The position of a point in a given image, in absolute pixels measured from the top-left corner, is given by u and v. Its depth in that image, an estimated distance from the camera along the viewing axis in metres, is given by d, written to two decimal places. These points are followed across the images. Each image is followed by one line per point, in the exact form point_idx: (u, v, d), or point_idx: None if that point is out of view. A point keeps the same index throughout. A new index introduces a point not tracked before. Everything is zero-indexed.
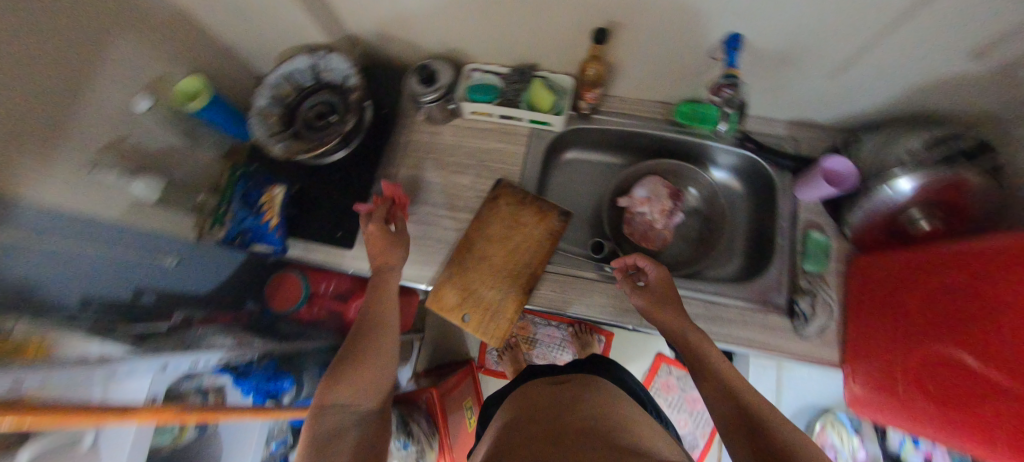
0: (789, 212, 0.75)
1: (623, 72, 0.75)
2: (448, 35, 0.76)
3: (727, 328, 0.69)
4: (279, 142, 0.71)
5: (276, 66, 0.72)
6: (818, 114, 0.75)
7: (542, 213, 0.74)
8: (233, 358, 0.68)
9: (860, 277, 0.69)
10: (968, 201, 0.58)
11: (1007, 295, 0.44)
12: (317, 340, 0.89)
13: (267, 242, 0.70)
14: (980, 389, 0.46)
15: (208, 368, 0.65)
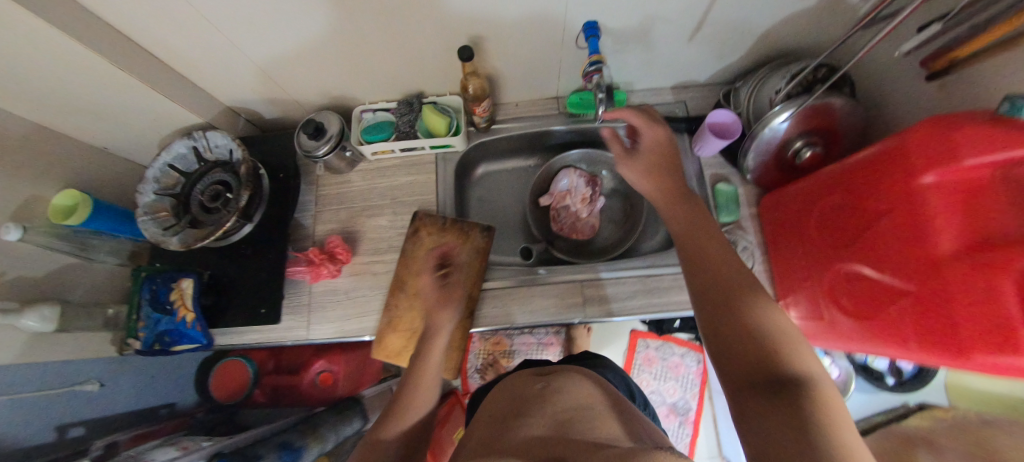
0: (695, 171, 0.79)
1: (506, 79, 0.77)
2: (326, 86, 0.76)
3: (667, 296, 0.71)
4: (175, 235, 0.68)
5: (155, 159, 0.71)
6: (695, 74, 0.79)
7: (463, 234, 0.74)
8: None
9: (769, 216, 0.72)
10: (836, 123, 0.64)
11: (886, 202, 0.48)
12: (277, 421, 0.84)
13: (189, 337, 0.67)
14: (886, 297, 0.49)
15: None
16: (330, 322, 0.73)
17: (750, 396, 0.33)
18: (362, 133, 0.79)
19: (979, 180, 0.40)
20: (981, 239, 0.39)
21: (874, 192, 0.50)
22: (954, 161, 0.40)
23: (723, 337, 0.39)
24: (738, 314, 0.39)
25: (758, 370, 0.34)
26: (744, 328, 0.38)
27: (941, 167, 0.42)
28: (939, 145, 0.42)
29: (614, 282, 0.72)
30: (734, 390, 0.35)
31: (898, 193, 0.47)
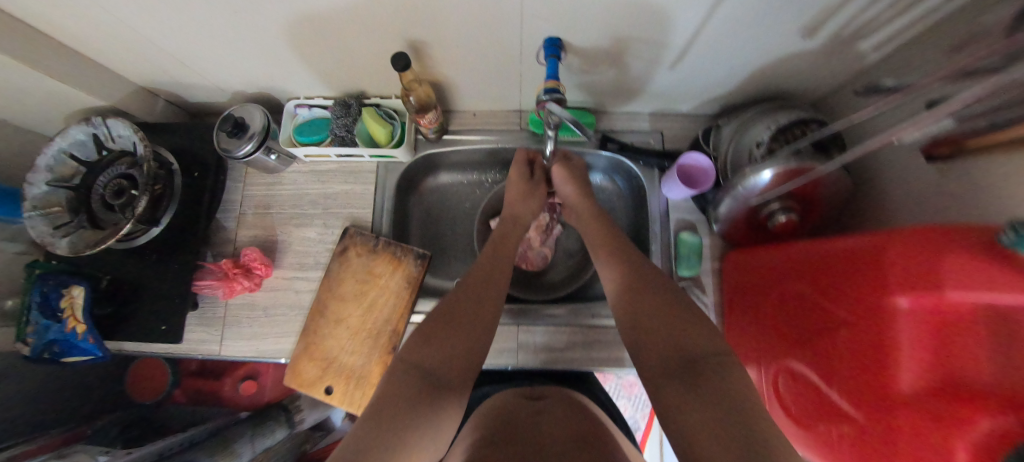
0: (660, 213, 0.72)
1: (460, 88, 0.69)
2: (252, 74, 0.67)
3: (606, 351, 0.66)
4: (64, 237, 0.62)
5: (48, 144, 0.65)
6: (675, 101, 0.73)
7: (396, 260, 0.67)
8: None
9: (732, 273, 0.68)
10: (819, 192, 0.58)
11: (857, 310, 0.44)
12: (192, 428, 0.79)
13: (83, 348, 0.63)
14: (839, 412, 0.45)
15: None
16: (247, 338, 0.68)
17: (672, 383, 0.39)
18: (293, 130, 0.71)
19: (962, 319, 0.34)
20: (944, 386, 0.34)
21: (847, 293, 0.46)
22: (934, 289, 0.35)
23: (645, 329, 0.46)
24: (662, 318, 0.45)
25: (676, 357, 0.41)
26: (685, 326, 0.43)
27: (919, 291, 0.36)
28: (922, 264, 0.37)
29: (551, 330, 0.67)
30: (654, 375, 0.41)
31: (871, 304, 0.42)
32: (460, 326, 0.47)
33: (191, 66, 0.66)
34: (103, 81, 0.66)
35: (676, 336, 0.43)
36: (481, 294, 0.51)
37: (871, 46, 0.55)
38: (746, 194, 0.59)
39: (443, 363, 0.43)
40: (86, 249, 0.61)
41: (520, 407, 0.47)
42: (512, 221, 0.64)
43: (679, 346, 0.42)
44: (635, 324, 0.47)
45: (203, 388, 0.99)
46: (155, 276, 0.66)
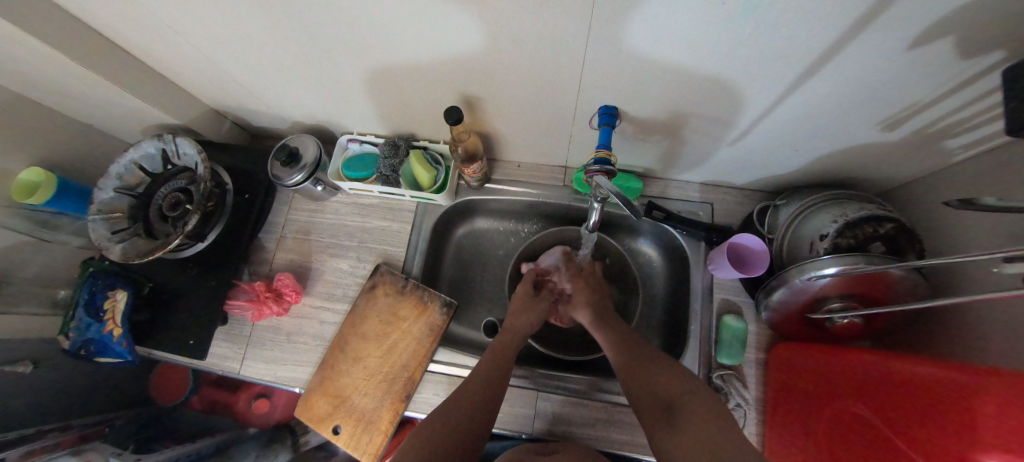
0: (703, 290, 0.68)
1: (508, 141, 0.69)
2: (315, 108, 0.72)
3: (630, 436, 0.60)
4: (120, 242, 0.68)
5: (122, 154, 0.72)
6: (728, 175, 0.70)
7: (422, 304, 0.67)
8: None
9: (779, 369, 0.62)
10: (892, 300, 0.52)
11: (930, 455, 0.38)
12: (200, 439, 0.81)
13: (115, 351, 0.66)
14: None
15: None
16: (266, 362, 0.69)
17: (659, 427, 0.46)
18: (342, 163, 0.73)
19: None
20: None
21: (921, 432, 0.40)
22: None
23: (640, 377, 0.51)
24: (644, 362, 0.52)
25: (660, 401, 0.48)
26: (674, 378, 0.49)
27: (1013, 454, 0.31)
28: (1016, 422, 0.32)
29: (572, 402, 0.63)
30: (647, 412, 0.48)
31: (950, 452, 0.36)
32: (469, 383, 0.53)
33: (258, 95, 0.71)
34: (179, 103, 0.73)
35: (661, 380, 0.50)
36: (488, 359, 0.57)
37: (958, 147, 0.50)
38: (804, 290, 0.54)
39: (447, 415, 0.50)
40: (136, 257, 0.65)
41: (530, 460, 0.51)
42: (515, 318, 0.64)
43: (661, 393, 0.49)
44: (627, 367, 0.54)
45: (219, 397, 1.01)
46: (196, 289, 0.70)
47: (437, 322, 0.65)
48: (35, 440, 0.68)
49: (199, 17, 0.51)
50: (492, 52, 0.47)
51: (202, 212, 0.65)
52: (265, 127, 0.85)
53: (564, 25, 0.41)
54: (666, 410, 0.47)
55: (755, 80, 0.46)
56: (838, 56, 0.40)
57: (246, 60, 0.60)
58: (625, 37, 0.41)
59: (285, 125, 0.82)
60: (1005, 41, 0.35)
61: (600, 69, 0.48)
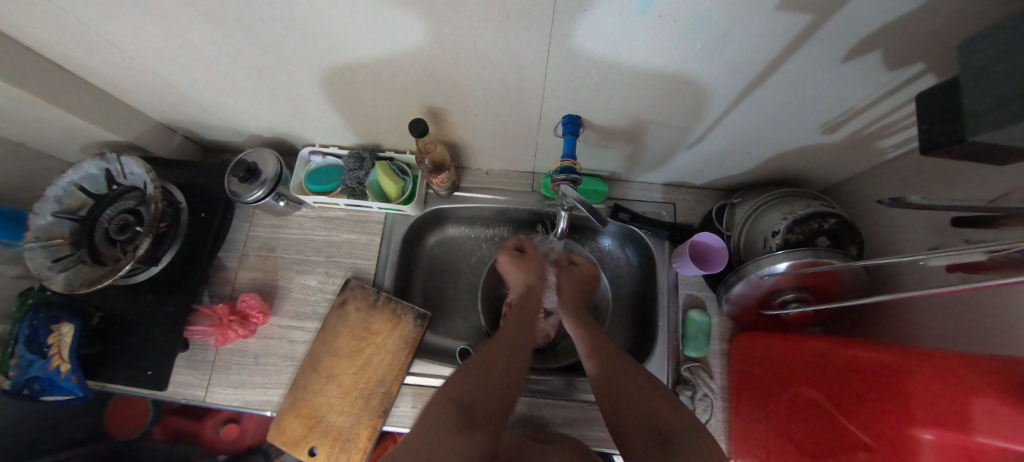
0: (669, 286, 0.71)
1: (475, 149, 0.69)
2: (273, 121, 0.69)
3: (606, 432, 0.62)
4: (62, 271, 0.65)
5: (61, 176, 0.69)
6: (689, 177, 0.73)
7: (394, 317, 0.66)
8: None
9: (741, 358, 0.66)
10: (836, 287, 0.56)
11: (873, 433, 0.42)
12: None
13: (64, 388, 0.63)
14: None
15: None
16: (234, 386, 0.66)
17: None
18: (305, 177, 0.71)
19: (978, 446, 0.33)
20: None
21: (863, 412, 0.44)
22: (964, 429, 0.34)
23: (629, 418, 0.47)
24: (639, 405, 0.48)
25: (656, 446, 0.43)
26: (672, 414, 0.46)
27: (946, 427, 0.35)
28: (948, 398, 0.36)
29: (550, 404, 0.64)
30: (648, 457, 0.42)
31: (889, 428, 0.40)
32: (492, 371, 0.51)
33: (209, 108, 0.67)
34: (122, 118, 0.68)
35: (658, 418, 0.46)
36: (512, 348, 0.55)
37: (891, 146, 0.54)
38: (758, 283, 0.58)
39: (478, 399, 0.48)
40: (80, 287, 0.63)
41: (528, 448, 0.53)
42: (524, 306, 0.64)
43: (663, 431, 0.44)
44: (610, 406, 0.50)
45: (183, 426, 0.95)
46: (151, 315, 0.67)
47: (412, 333, 0.65)
48: None
49: (140, 30, 0.48)
50: (454, 66, 0.48)
51: (154, 234, 0.63)
52: (220, 140, 0.81)
53: (522, 41, 0.42)
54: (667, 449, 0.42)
55: (708, 90, 0.48)
56: (782, 68, 0.43)
57: (197, 74, 0.57)
58: (581, 52, 0.43)
59: (241, 139, 0.79)
60: (926, 54, 0.38)
61: (561, 81, 0.49)
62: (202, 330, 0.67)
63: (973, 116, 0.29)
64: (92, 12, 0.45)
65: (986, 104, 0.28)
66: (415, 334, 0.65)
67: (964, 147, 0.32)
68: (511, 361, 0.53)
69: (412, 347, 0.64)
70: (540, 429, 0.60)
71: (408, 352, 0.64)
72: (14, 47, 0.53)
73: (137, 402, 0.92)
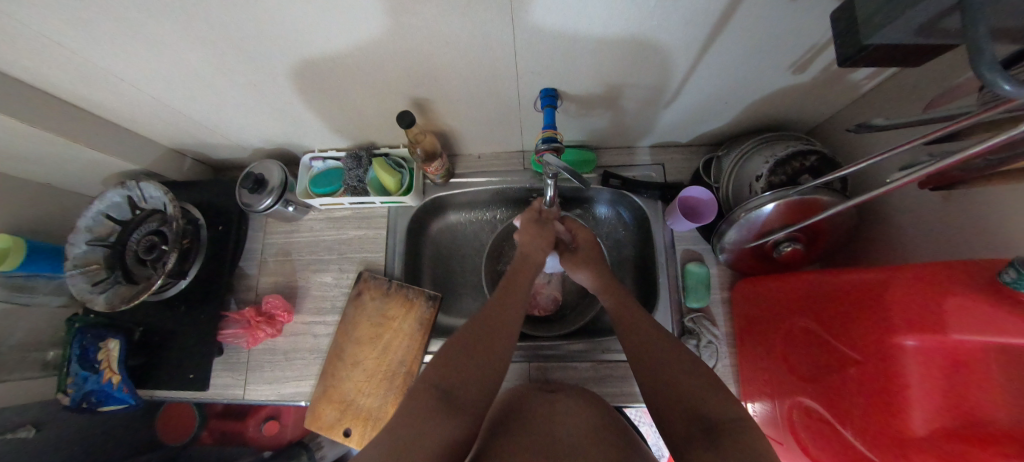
0: (666, 245, 0.73)
1: (463, 135, 0.73)
2: (272, 133, 0.74)
3: (619, 387, 0.66)
4: (103, 293, 0.71)
5: (89, 208, 0.76)
6: (675, 136, 0.75)
7: (407, 301, 0.70)
8: None
9: (741, 302, 0.68)
10: (826, 222, 0.58)
11: (859, 347, 0.45)
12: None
13: (118, 396, 0.70)
14: (850, 454, 0.46)
15: None
16: (269, 382, 0.72)
17: (695, 445, 0.40)
18: (309, 182, 0.76)
19: (964, 347, 0.36)
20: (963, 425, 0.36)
21: (849, 330, 0.47)
22: (941, 331, 0.37)
23: (670, 389, 0.47)
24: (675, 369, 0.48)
25: (695, 420, 0.43)
26: (700, 382, 0.46)
27: (923, 332, 0.38)
28: (923, 305, 0.39)
29: (562, 367, 0.67)
30: (680, 439, 0.43)
31: (873, 340, 0.43)
32: (475, 355, 0.51)
33: (214, 128, 0.72)
34: (134, 148, 0.74)
35: (694, 396, 0.45)
36: (498, 331, 0.54)
37: (864, 78, 0.55)
38: (750, 225, 0.60)
39: (461, 385, 0.47)
40: (121, 303, 0.69)
41: (539, 397, 0.57)
42: (514, 286, 0.62)
43: (702, 407, 0.44)
44: (644, 371, 0.50)
45: (229, 426, 1.07)
46: (185, 325, 0.73)
47: (425, 314, 0.69)
48: None
49: (136, 61, 0.52)
50: (427, 56, 0.51)
51: (179, 249, 0.68)
52: (226, 158, 0.86)
53: (483, 21, 0.45)
54: (705, 425, 0.42)
55: (672, 46, 0.50)
56: (736, 15, 0.45)
57: (196, 97, 0.61)
58: (541, 25, 0.45)
59: (245, 154, 0.84)
60: None
61: (530, 56, 0.52)
62: (234, 333, 0.72)
63: (864, 21, 0.31)
64: (93, 48, 0.49)
65: (875, 13, 0.30)
66: (427, 315, 0.69)
67: (876, 58, 0.34)
68: (496, 347, 0.52)
69: (427, 326, 0.68)
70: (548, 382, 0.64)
71: (424, 332, 0.68)
72: (30, 92, 0.58)
73: (183, 411, 1.03)
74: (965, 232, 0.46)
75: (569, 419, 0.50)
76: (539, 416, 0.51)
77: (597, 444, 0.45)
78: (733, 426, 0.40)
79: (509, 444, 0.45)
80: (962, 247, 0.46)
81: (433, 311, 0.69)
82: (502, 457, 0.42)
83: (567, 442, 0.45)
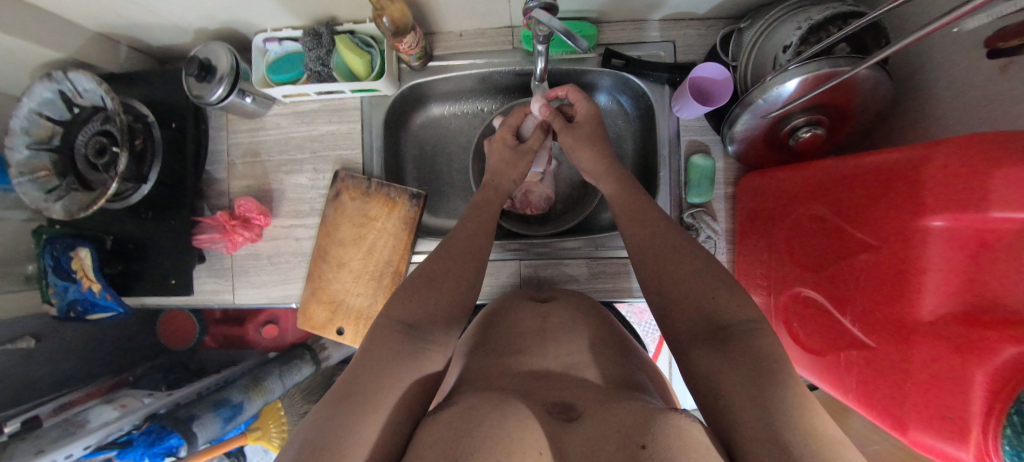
0: (670, 136, 0.67)
1: (440, 6, 0.61)
2: (208, 6, 0.61)
3: (611, 283, 0.65)
4: (58, 200, 0.65)
5: (17, 106, 0.65)
6: (691, 5, 0.64)
7: (390, 201, 0.66)
8: (105, 435, 0.67)
9: (743, 194, 0.65)
10: (855, 101, 0.51)
11: (880, 233, 0.42)
12: (218, 377, 0.93)
13: (105, 304, 0.69)
14: (847, 338, 0.47)
15: (78, 452, 0.62)
16: (255, 286, 0.70)
17: (698, 347, 0.38)
18: (267, 68, 0.66)
19: (996, 233, 0.32)
20: (971, 307, 0.34)
21: (871, 215, 0.43)
22: (979, 209, 0.32)
23: (669, 282, 0.43)
24: (671, 266, 0.44)
25: (701, 321, 0.39)
26: (701, 284, 0.41)
27: (959, 211, 0.33)
28: (963, 178, 0.33)
29: (554, 265, 0.66)
30: (683, 339, 0.40)
31: (897, 223, 0.39)
32: (441, 287, 0.45)
33: (138, 2, 0.59)
34: (48, 30, 0.62)
35: (699, 295, 0.41)
36: (468, 268, 0.49)
37: None
38: (766, 106, 0.52)
39: (426, 316, 0.42)
40: (79, 210, 0.63)
41: (528, 305, 0.56)
42: (479, 217, 0.56)
43: (710, 307, 0.39)
44: (646, 266, 0.46)
45: (230, 334, 1.11)
46: (158, 233, 0.68)
47: (410, 213, 0.65)
48: (49, 403, 0.73)
49: None
50: None
51: (129, 148, 0.61)
52: (168, 45, 0.74)
53: None
54: (713, 328, 0.38)
55: None
56: None
57: None
58: None
59: (187, 38, 0.71)
60: None
61: None
62: (209, 238, 0.67)
63: None
64: None
65: None
66: (412, 213, 0.65)
67: None
68: (464, 279, 0.47)
69: (415, 224, 0.65)
70: (541, 288, 0.63)
71: (410, 231, 0.65)
72: None
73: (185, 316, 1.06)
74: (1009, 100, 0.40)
75: (559, 331, 0.49)
76: (526, 330, 0.50)
77: (591, 360, 0.44)
78: (742, 329, 0.36)
79: (490, 366, 0.43)
80: (1004, 119, 0.41)
81: (419, 208, 0.65)
82: (484, 375, 0.41)
83: (551, 357, 0.44)
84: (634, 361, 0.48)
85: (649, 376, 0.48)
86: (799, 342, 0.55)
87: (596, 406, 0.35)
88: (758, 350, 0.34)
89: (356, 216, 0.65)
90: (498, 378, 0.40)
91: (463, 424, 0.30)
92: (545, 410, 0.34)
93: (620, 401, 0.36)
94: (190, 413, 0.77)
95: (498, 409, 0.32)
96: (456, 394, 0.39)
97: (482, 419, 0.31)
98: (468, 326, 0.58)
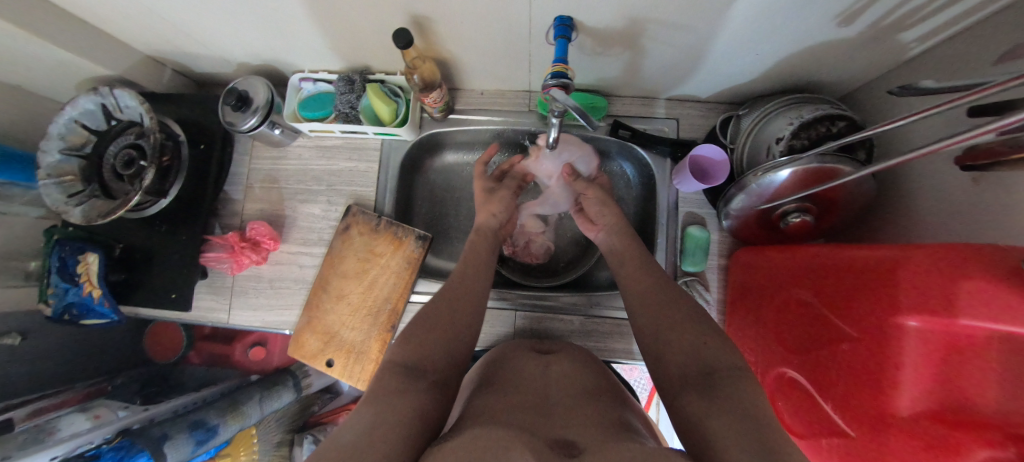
0: (669, 205, 0.72)
1: (466, 67, 0.66)
2: (256, 47, 0.67)
3: (602, 343, 0.66)
4: (77, 205, 0.68)
5: (59, 113, 0.69)
6: (695, 90, 0.70)
7: (396, 240, 0.68)
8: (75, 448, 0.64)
9: (739, 266, 0.67)
10: (841, 196, 0.55)
11: (860, 325, 0.43)
12: (202, 396, 0.92)
13: (100, 311, 0.69)
14: (831, 425, 0.46)
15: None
16: (252, 309, 0.71)
17: (687, 393, 0.38)
18: (298, 104, 0.71)
19: (970, 339, 0.34)
20: (945, 407, 0.35)
21: (851, 306, 0.45)
22: (949, 314, 0.34)
23: (668, 344, 0.43)
24: (672, 322, 0.44)
25: (693, 367, 0.40)
26: (707, 340, 0.41)
27: (931, 314, 0.36)
28: (936, 285, 0.36)
29: (551, 318, 0.67)
30: (679, 390, 0.39)
31: (876, 317, 0.41)
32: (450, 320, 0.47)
33: (193, 36, 0.65)
34: (105, 51, 0.67)
35: (695, 344, 0.41)
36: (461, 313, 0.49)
37: (914, 40, 0.50)
38: (765, 186, 0.54)
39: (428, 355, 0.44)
40: (97, 218, 0.65)
41: (530, 357, 0.56)
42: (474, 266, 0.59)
43: (712, 361, 0.39)
44: (641, 326, 0.47)
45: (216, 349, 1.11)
46: (169, 248, 0.70)
47: (413, 254, 0.68)
48: (25, 407, 0.71)
49: None
50: None
51: (157, 165, 0.63)
52: (211, 73, 0.80)
53: None
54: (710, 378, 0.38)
55: None
56: None
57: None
58: None
59: (230, 69, 0.77)
60: None
61: None
62: (217, 256, 0.69)
63: None
64: None
65: None
66: (416, 254, 0.68)
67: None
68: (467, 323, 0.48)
69: (418, 265, 0.67)
70: (542, 340, 0.64)
71: (412, 272, 0.67)
72: None
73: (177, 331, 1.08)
74: (976, 215, 0.44)
75: (558, 381, 0.49)
76: (528, 377, 0.50)
77: (589, 405, 0.44)
78: (732, 378, 0.37)
79: (498, 402, 0.43)
80: (977, 228, 0.44)
81: (424, 248, 0.68)
82: (490, 412, 0.41)
83: (555, 403, 0.44)
84: (630, 412, 0.48)
85: (642, 421, 0.47)
86: (789, 427, 0.55)
87: (597, 445, 0.34)
88: (749, 401, 0.34)
89: (362, 252, 0.68)
90: (504, 415, 0.40)
91: (477, 449, 0.31)
92: (547, 445, 0.34)
93: (622, 442, 0.35)
94: (163, 432, 0.75)
95: (503, 443, 0.32)
96: (464, 424, 0.39)
97: (483, 451, 0.31)
98: (470, 371, 0.59)
